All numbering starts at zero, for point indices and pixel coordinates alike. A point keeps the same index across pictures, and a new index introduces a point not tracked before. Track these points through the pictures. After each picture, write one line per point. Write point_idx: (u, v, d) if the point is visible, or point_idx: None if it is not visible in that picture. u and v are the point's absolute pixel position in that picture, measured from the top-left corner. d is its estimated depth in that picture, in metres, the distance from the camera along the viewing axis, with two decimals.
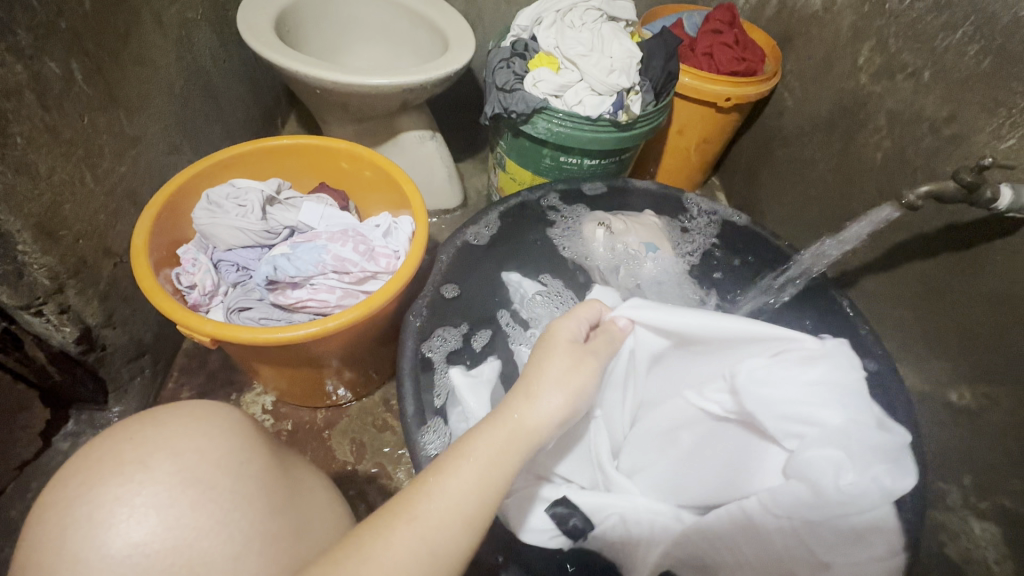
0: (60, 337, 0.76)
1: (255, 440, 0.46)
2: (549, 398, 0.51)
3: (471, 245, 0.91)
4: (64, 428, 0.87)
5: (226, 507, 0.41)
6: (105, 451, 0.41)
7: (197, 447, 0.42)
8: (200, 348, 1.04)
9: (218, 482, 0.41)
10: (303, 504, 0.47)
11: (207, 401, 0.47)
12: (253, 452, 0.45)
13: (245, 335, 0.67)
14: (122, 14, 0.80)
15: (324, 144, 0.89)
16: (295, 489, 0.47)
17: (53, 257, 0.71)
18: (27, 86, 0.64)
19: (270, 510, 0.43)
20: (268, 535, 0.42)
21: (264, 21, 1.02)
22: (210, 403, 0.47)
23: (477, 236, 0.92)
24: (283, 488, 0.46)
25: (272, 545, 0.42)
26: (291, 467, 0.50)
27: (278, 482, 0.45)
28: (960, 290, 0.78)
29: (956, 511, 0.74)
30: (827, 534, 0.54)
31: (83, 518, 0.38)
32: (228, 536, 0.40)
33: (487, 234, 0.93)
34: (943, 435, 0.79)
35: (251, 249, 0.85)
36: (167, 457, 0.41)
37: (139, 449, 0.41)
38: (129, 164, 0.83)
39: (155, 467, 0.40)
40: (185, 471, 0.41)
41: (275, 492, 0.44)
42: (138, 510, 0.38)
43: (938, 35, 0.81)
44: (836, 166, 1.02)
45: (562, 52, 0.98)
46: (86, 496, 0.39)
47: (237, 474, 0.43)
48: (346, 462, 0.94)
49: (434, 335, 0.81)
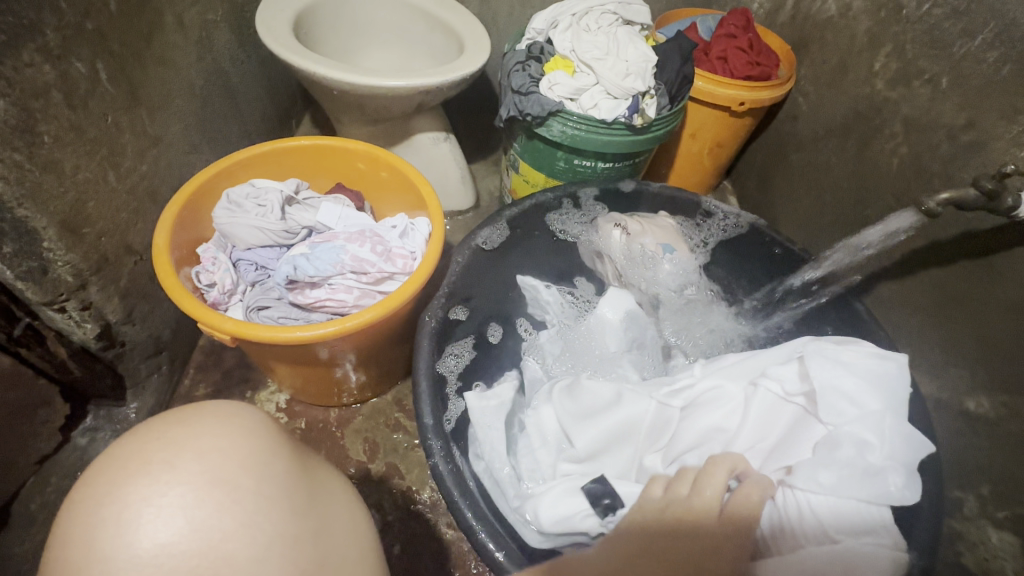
0: (81, 333, 0.77)
1: (277, 440, 0.47)
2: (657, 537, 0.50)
3: (482, 250, 0.90)
4: (83, 423, 0.88)
5: (250, 508, 0.41)
6: (133, 451, 0.42)
7: (221, 448, 0.43)
8: (216, 345, 1.05)
9: (242, 483, 0.42)
10: (326, 503, 0.47)
11: (231, 403, 0.48)
12: (276, 453, 0.45)
13: (264, 334, 0.68)
14: (145, 15, 0.81)
15: (342, 145, 0.89)
16: (317, 486, 0.48)
17: (76, 254, 0.72)
18: (55, 85, 0.65)
19: (294, 512, 0.43)
20: (291, 537, 0.42)
21: (282, 23, 1.03)
22: (232, 404, 0.48)
23: (487, 242, 0.91)
24: (306, 488, 0.46)
25: (295, 547, 0.41)
26: (313, 466, 0.50)
27: (301, 482, 0.45)
28: (978, 298, 0.77)
29: (973, 520, 0.74)
30: (843, 513, 0.59)
31: (112, 517, 0.39)
32: (251, 537, 0.40)
33: (498, 239, 0.92)
34: (959, 444, 0.79)
35: (270, 248, 0.86)
36: (193, 459, 0.42)
37: (166, 450, 0.42)
38: (151, 163, 0.84)
39: (181, 467, 0.41)
40: (209, 472, 0.41)
41: (298, 492, 0.44)
42: (165, 509, 0.39)
43: (956, 41, 0.81)
44: (851, 172, 1.02)
45: (577, 55, 0.98)
46: (116, 495, 0.40)
47: (261, 474, 0.43)
48: (359, 461, 0.94)
49: (445, 353, 0.81)
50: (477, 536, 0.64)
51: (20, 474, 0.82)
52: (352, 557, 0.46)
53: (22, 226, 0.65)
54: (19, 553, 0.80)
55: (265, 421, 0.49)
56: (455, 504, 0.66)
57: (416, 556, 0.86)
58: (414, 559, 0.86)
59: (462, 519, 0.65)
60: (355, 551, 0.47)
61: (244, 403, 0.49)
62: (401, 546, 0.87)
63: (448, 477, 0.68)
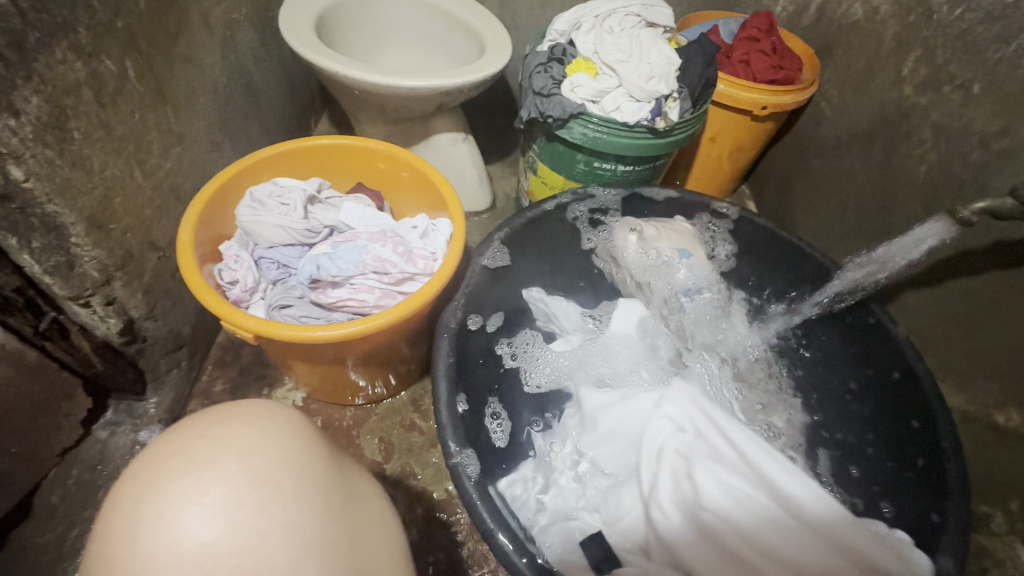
0: (105, 328, 0.78)
1: (315, 443, 0.46)
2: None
3: (487, 269, 0.86)
4: (104, 418, 0.89)
5: (290, 511, 0.41)
6: (175, 450, 0.42)
7: (260, 448, 0.43)
8: (234, 342, 1.06)
9: (281, 484, 0.42)
10: (360, 509, 0.46)
11: (271, 404, 0.48)
12: (314, 456, 0.45)
13: (287, 332, 0.68)
14: (172, 14, 0.81)
15: (364, 145, 0.89)
16: (352, 489, 0.47)
17: (102, 250, 0.72)
18: (86, 82, 0.66)
19: (330, 516, 0.43)
20: (327, 543, 0.41)
21: (305, 22, 1.03)
22: (273, 406, 0.48)
23: (493, 260, 0.88)
24: (341, 492, 0.45)
25: (332, 550, 0.41)
26: (346, 468, 0.49)
27: (337, 485, 0.45)
28: (1009, 309, 0.76)
29: (1001, 537, 0.74)
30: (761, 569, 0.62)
31: (156, 513, 0.39)
32: (290, 540, 0.40)
33: (502, 257, 0.88)
34: (986, 457, 0.78)
35: (291, 247, 0.86)
36: (234, 458, 0.42)
37: (209, 448, 0.42)
38: (175, 161, 0.85)
39: (222, 466, 0.41)
40: (250, 472, 0.41)
41: (334, 496, 0.44)
42: (206, 509, 0.39)
43: (990, 47, 0.79)
44: (876, 179, 1.01)
45: (600, 57, 0.97)
46: (160, 492, 0.40)
47: (300, 476, 0.43)
48: (374, 461, 0.94)
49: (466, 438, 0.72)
50: (498, 543, 0.64)
51: (42, 465, 0.83)
52: (382, 566, 0.45)
53: (51, 221, 0.65)
54: (40, 544, 0.81)
55: (303, 422, 0.49)
56: (476, 510, 0.66)
57: (432, 557, 0.86)
58: (429, 560, 0.85)
59: (481, 523, 0.65)
60: (386, 557, 0.46)
61: (282, 404, 0.49)
62: (417, 547, 0.87)
63: (469, 483, 0.68)
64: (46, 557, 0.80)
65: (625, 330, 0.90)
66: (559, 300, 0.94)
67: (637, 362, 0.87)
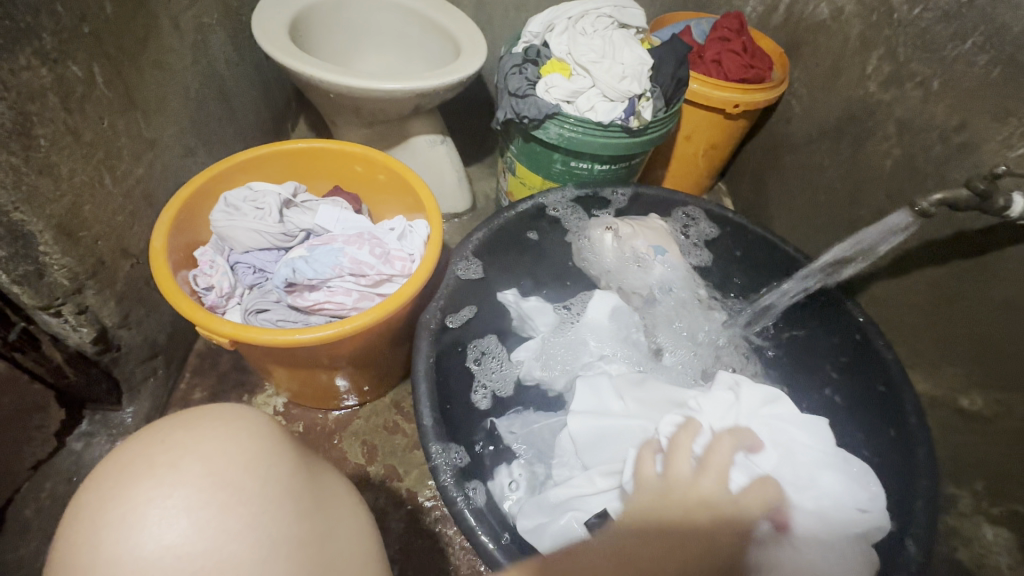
0: (77, 337, 0.77)
1: (282, 443, 0.47)
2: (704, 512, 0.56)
3: (461, 280, 0.86)
4: (78, 429, 0.87)
5: (256, 512, 0.41)
6: (135, 455, 0.42)
7: (226, 450, 0.43)
8: (212, 349, 1.05)
9: (246, 485, 0.42)
10: (331, 506, 0.47)
11: (238, 405, 0.48)
12: (281, 455, 0.45)
13: (264, 336, 0.68)
14: (141, 19, 0.81)
15: (341, 148, 0.89)
16: (321, 485, 0.48)
17: (72, 258, 0.71)
18: (52, 88, 0.65)
19: (299, 515, 0.43)
20: (296, 540, 0.42)
21: (278, 26, 1.03)
22: (239, 408, 0.47)
23: (467, 271, 0.87)
24: (311, 491, 0.46)
25: (301, 549, 0.42)
26: (317, 466, 0.50)
27: (306, 482, 0.46)
28: (971, 297, 0.78)
29: (969, 516, 0.76)
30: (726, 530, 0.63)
31: (118, 518, 0.39)
32: (258, 539, 0.40)
33: (475, 270, 0.88)
34: (953, 440, 0.81)
35: (268, 251, 0.86)
36: (198, 461, 0.42)
37: (171, 452, 0.42)
38: (147, 167, 0.84)
39: (185, 469, 0.41)
40: (214, 474, 0.41)
41: (303, 494, 0.45)
42: (170, 511, 0.39)
43: (947, 45, 0.82)
44: (844, 174, 1.03)
45: (574, 58, 0.99)
46: (120, 497, 0.40)
47: (265, 477, 0.43)
48: (358, 464, 0.94)
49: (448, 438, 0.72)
50: (477, 538, 0.64)
51: (14, 479, 0.81)
52: (355, 562, 0.46)
53: (17, 231, 0.64)
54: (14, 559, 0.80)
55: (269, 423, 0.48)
56: (458, 509, 0.66)
57: (417, 559, 0.86)
58: (414, 561, 0.86)
59: (463, 521, 0.66)
60: (359, 555, 0.47)
61: (248, 406, 0.49)
62: (400, 550, 0.86)
63: (450, 483, 0.68)
64: (18, 574, 0.78)
65: (598, 319, 0.91)
66: (532, 301, 0.94)
67: (612, 350, 0.89)
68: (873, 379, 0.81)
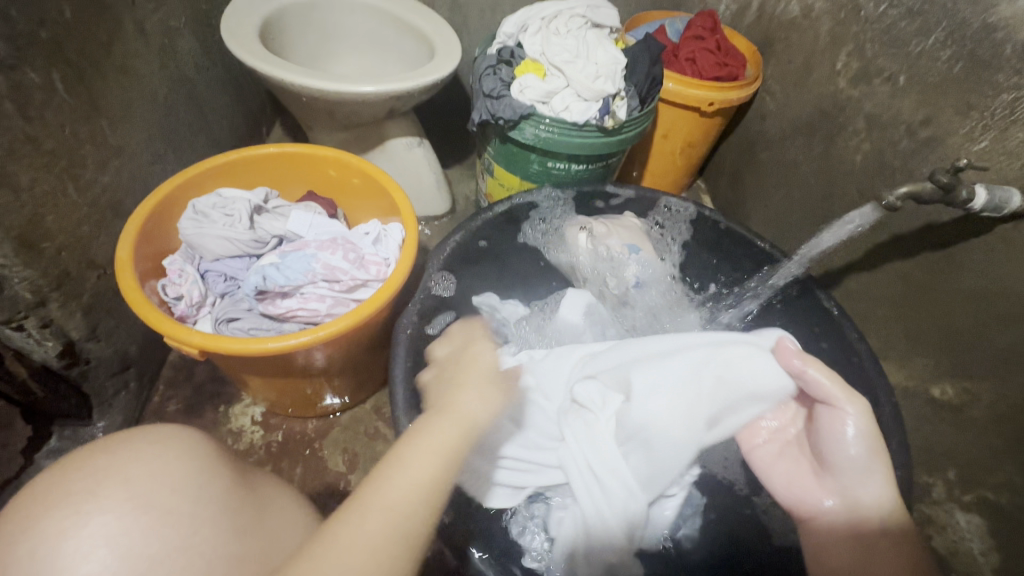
0: (43, 352, 0.75)
1: (210, 463, 0.48)
2: (490, 398, 0.60)
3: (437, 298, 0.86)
4: (47, 445, 0.85)
5: (184, 534, 0.43)
6: (50, 485, 0.43)
7: (147, 475, 0.45)
8: (187, 359, 1.03)
9: (171, 508, 0.44)
10: (268, 519, 0.50)
11: (166, 424, 0.50)
12: (209, 476, 0.47)
13: (235, 345, 0.66)
14: (104, 23, 0.79)
15: (313, 152, 0.88)
16: (255, 503, 0.50)
17: (34, 270, 0.69)
18: (8, 96, 0.63)
19: (233, 532, 0.46)
20: (229, 558, 0.45)
21: (249, 29, 1.01)
22: (168, 428, 0.49)
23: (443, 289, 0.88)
24: (244, 508, 0.48)
25: (236, 565, 0.45)
26: (256, 483, 0.53)
27: (236, 500, 0.48)
28: (940, 288, 0.80)
29: (942, 504, 0.78)
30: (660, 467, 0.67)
31: (32, 551, 0.40)
32: (187, 560, 0.43)
33: (450, 285, 0.89)
34: (925, 430, 0.82)
35: (238, 258, 0.84)
36: (117, 486, 0.43)
37: (87, 480, 0.43)
38: (113, 175, 0.82)
39: (104, 496, 0.43)
40: (136, 500, 0.43)
41: (235, 512, 0.47)
42: (87, 540, 0.41)
43: (912, 40, 0.83)
44: (817, 169, 1.04)
45: (548, 59, 0.99)
46: (35, 529, 0.41)
47: (194, 498, 0.45)
48: (338, 472, 0.93)
49: None
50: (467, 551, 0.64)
51: None
52: None
53: None
54: None
55: (201, 441, 0.51)
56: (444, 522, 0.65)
57: None
58: None
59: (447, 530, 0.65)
60: None
61: (183, 427, 0.51)
62: None
63: None
64: None
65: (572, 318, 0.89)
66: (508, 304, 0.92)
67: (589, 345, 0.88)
68: (843, 365, 0.83)
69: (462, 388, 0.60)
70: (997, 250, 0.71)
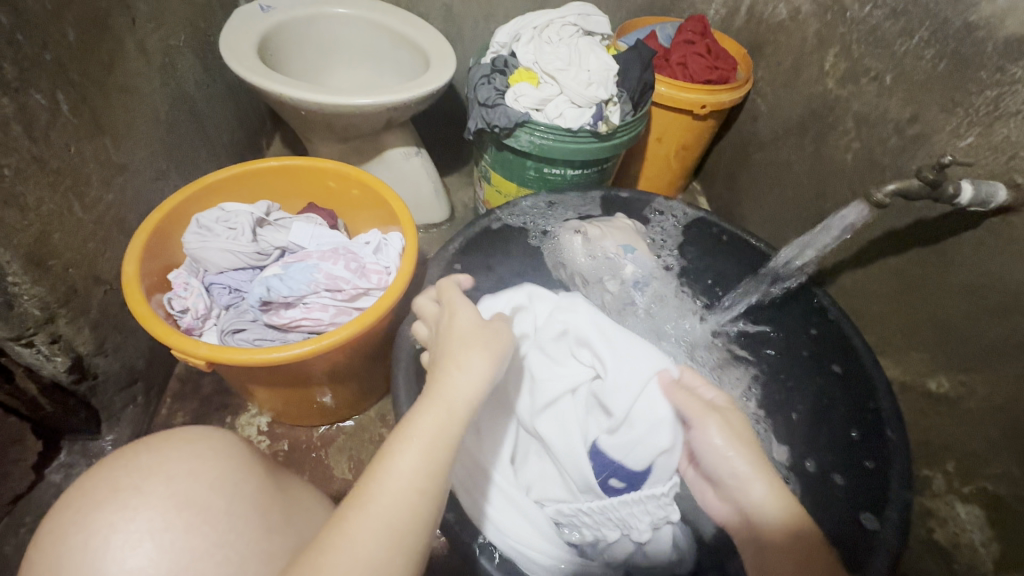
0: (51, 367, 0.76)
1: (247, 463, 0.50)
2: (474, 367, 0.50)
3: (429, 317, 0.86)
4: (57, 460, 0.86)
5: (222, 528, 0.45)
6: (97, 481, 0.45)
7: (187, 471, 0.46)
8: (193, 372, 1.04)
9: (211, 504, 0.45)
10: (298, 517, 0.52)
11: (206, 427, 0.52)
12: (246, 474, 0.49)
13: (241, 356, 0.68)
14: (106, 45, 0.81)
15: (311, 164, 0.90)
16: (286, 502, 0.52)
17: (43, 287, 0.71)
18: (15, 119, 0.65)
19: (267, 530, 0.47)
20: (264, 556, 0.46)
21: (246, 45, 1.03)
22: (201, 429, 0.51)
23: None
24: (277, 507, 0.50)
25: (271, 562, 0.46)
26: (287, 487, 0.55)
27: (270, 499, 0.50)
28: (932, 282, 0.81)
29: (942, 497, 0.79)
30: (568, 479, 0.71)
31: (80, 545, 0.42)
32: (224, 556, 0.44)
33: None
34: (923, 423, 0.83)
35: (242, 270, 0.86)
36: (160, 482, 0.45)
37: (133, 476, 0.45)
38: (117, 192, 0.83)
39: (149, 492, 0.44)
40: (177, 495, 0.45)
41: (270, 512, 0.49)
42: (132, 535, 0.42)
43: (897, 41, 0.85)
44: (810, 168, 1.06)
45: (541, 67, 1.01)
46: (82, 524, 0.43)
47: (231, 494, 0.47)
48: (344, 480, 0.94)
49: None
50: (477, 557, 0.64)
51: None
52: None
53: None
54: None
55: (236, 441, 0.53)
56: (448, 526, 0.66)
57: None
58: None
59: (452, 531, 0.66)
60: None
61: (214, 427, 0.53)
62: None
63: None
64: None
65: None
66: None
67: None
68: (834, 354, 0.84)
69: (455, 359, 0.50)
70: (987, 243, 0.73)
